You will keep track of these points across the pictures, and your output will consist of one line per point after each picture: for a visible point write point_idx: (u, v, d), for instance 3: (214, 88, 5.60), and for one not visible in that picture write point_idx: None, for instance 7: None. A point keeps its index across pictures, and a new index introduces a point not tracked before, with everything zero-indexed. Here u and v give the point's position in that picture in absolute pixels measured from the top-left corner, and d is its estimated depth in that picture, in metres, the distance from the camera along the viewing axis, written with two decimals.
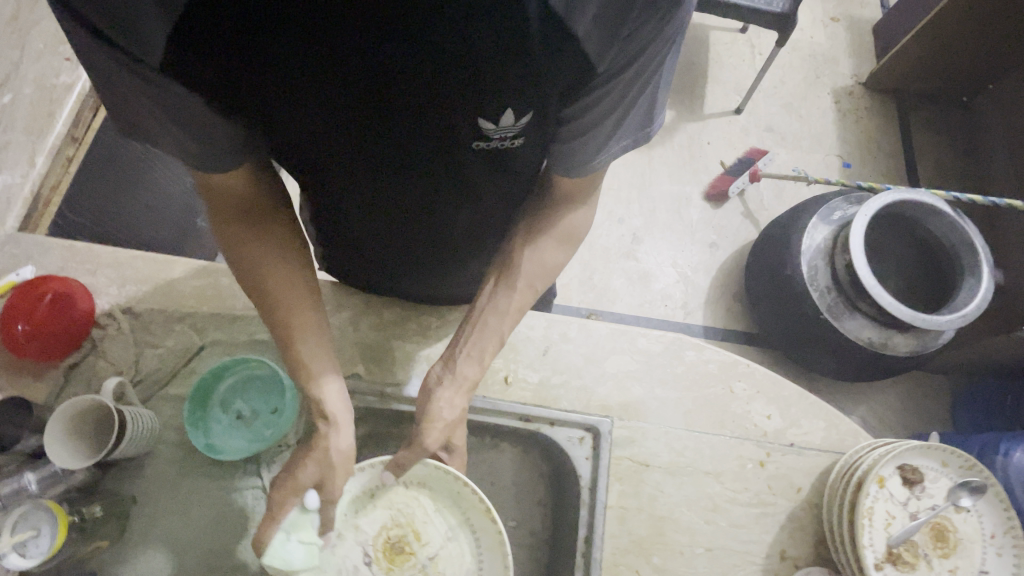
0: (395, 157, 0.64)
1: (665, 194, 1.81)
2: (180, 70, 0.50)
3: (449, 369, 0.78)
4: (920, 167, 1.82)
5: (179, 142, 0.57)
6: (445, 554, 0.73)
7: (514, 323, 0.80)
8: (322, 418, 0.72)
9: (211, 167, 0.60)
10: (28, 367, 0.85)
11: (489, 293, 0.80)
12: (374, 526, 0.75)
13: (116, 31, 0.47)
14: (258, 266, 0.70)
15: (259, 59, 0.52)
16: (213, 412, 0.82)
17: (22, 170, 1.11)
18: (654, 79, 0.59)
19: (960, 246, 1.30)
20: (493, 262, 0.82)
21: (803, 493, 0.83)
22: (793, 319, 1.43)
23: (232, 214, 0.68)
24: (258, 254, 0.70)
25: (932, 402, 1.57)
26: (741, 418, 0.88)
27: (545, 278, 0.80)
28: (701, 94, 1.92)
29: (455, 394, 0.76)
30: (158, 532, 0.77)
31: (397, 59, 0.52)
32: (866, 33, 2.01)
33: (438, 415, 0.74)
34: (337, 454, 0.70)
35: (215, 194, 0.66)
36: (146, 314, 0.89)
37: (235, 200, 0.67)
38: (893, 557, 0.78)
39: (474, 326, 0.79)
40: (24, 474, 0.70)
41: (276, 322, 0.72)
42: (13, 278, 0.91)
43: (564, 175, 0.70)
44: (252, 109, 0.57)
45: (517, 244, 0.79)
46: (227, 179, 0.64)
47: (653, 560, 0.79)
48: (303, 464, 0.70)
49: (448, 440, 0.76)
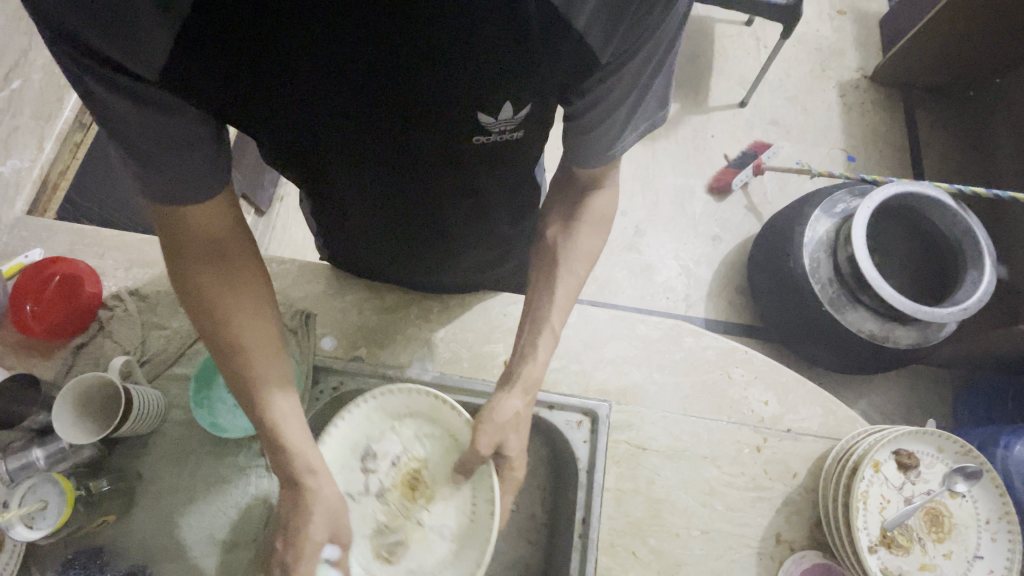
0: (393, 154, 0.65)
1: (669, 187, 1.81)
2: (180, 80, 0.51)
3: (507, 379, 0.75)
4: (926, 162, 1.81)
5: (182, 168, 0.57)
6: (421, 536, 0.73)
7: (565, 318, 0.77)
8: (305, 478, 0.66)
9: (201, 189, 0.59)
10: (36, 347, 0.86)
11: (533, 289, 0.79)
12: (417, 456, 0.76)
13: (121, 53, 0.48)
14: (221, 313, 0.66)
15: (261, 66, 0.53)
16: (218, 392, 0.83)
17: (31, 154, 1.14)
18: (662, 66, 0.61)
19: (963, 238, 1.29)
20: (534, 262, 0.81)
21: (799, 478, 0.84)
22: (795, 310, 1.43)
23: (200, 256, 0.64)
24: (220, 295, 0.66)
25: (934, 396, 1.57)
26: (738, 404, 0.89)
27: (583, 262, 0.78)
28: (705, 87, 1.92)
29: (513, 395, 0.73)
30: (162, 509, 0.78)
31: (400, 58, 0.53)
32: (872, 26, 2.00)
33: (497, 417, 0.70)
34: (325, 505, 0.66)
35: (188, 230, 0.63)
36: (152, 296, 0.91)
37: (206, 238, 0.64)
38: (887, 540, 0.78)
39: (526, 325, 0.77)
40: (33, 450, 0.73)
41: (218, 337, 0.66)
42: (21, 260, 0.92)
43: (585, 168, 0.72)
44: (255, 116, 0.58)
45: (550, 238, 0.79)
46: (203, 215, 0.62)
47: (650, 541, 0.80)
48: (318, 518, 0.66)
49: (500, 443, 0.71)
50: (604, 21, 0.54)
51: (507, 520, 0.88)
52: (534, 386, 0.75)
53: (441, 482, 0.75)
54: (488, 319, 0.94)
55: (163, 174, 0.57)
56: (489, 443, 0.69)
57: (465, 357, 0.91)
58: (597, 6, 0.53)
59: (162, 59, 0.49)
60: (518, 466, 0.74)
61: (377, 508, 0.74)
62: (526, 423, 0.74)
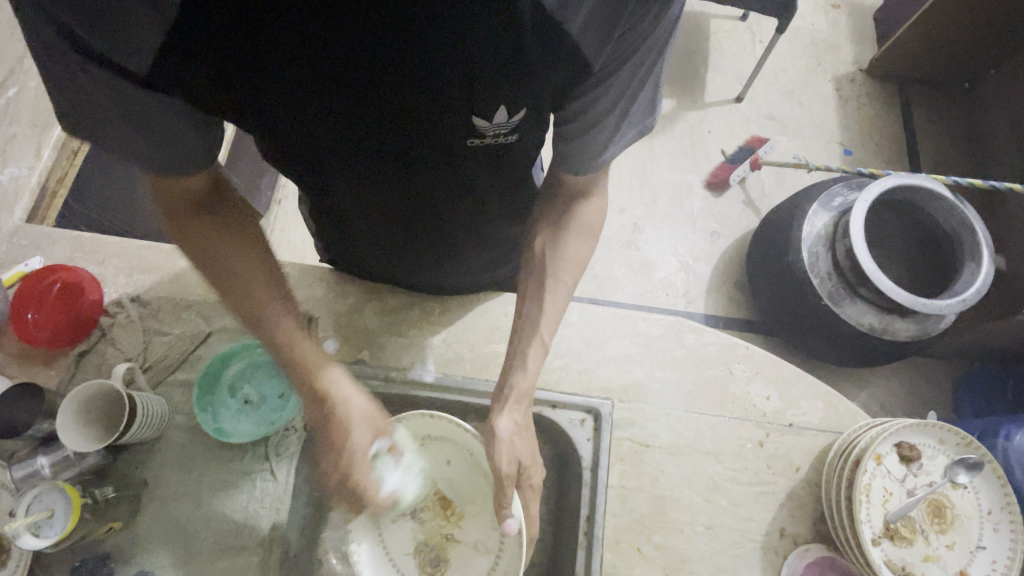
0: (389, 155, 0.65)
1: (666, 183, 1.81)
2: (171, 75, 0.51)
3: (502, 395, 0.75)
4: (922, 153, 1.82)
5: (177, 152, 0.58)
6: (460, 551, 0.76)
7: (556, 329, 0.77)
8: (335, 392, 0.68)
9: (184, 170, 0.60)
10: (38, 355, 0.87)
11: (525, 301, 0.78)
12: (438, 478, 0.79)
13: (112, 47, 0.48)
14: (234, 272, 0.67)
15: (254, 66, 0.52)
16: (222, 398, 0.84)
17: (28, 162, 1.15)
18: (649, 77, 0.61)
19: (959, 230, 1.30)
20: (523, 273, 0.80)
21: (802, 472, 0.85)
22: (795, 306, 1.43)
23: (197, 220, 0.64)
24: (229, 257, 0.67)
25: (934, 387, 1.58)
26: (740, 400, 0.89)
27: (572, 269, 0.77)
28: (702, 83, 1.92)
29: (513, 410, 0.73)
30: (169, 515, 0.79)
31: (392, 59, 0.53)
32: (867, 19, 2.01)
33: (502, 440, 0.70)
34: (359, 414, 0.69)
35: (178, 198, 0.63)
36: (154, 303, 0.91)
37: (200, 202, 0.64)
38: (891, 532, 0.79)
39: (518, 336, 0.77)
40: (38, 457, 0.73)
41: (239, 299, 0.68)
42: (22, 268, 0.93)
43: (575, 174, 0.71)
44: (249, 114, 0.58)
45: (539, 246, 0.78)
46: (192, 182, 0.62)
47: (654, 537, 0.80)
48: (358, 424, 0.68)
49: (517, 457, 0.70)
50: (596, 32, 0.54)
51: None
52: (527, 397, 0.75)
53: (468, 501, 0.79)
54: (490, 320, 0.94)
55: (161, 157, 0.57)
56: (509, 460, 0.69)
57: (468, 358, 0.92)
58: (589, 14, 0.53)
59: (153, 52, 0.49)
60: (537, 472, 0.73)
61: (414, 528, 0.78)
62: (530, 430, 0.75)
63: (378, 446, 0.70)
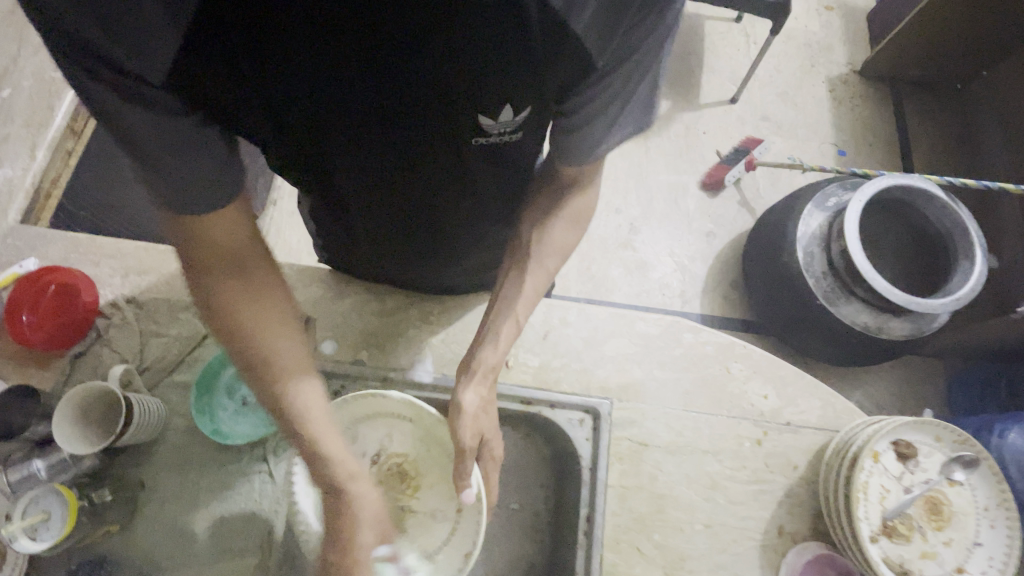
0: (396, 156, 0.65)
1: (662, 184, 1.82)
2: (181, 81, 0.51)
3: (466, 369, 0.76)
4: (915, 154, 1.83)
5: (189, 172, 0.55)
6: (417, 521, 0.76)
7: (531, 310, 0.78)
8: (349, 485, 0.65)
9: (201, 206, 0.58)
10: (32, 357, 0.86)
11: (501, 283, 0.79)
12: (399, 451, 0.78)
13: (124, 53, 0.47)
14: (248, 328, 0.64)
15: (266, 68, 0.52)
16: (219, 398, 0.83)
17: (22, 163, 1.14)
18: (649, 74, 0.61)
19: (952, 229, 1.32)
20: (507, 254, 0.81)
21: (800, 470, 0.85)
22: (790, 306, 1.44)
23: (223, 267, 0.63)
24: (246, 312, 0.64)
25: (927, 386, 1.59)
26: (738, 398, 0.89)
27: (557, 258, 0.78)
28: (697, 84, 1.93)
29: (479, 385, 0.74)
30: (165, 518, 0.78)
31: (402, 59, 0.52)
32: (859, 21, 2.03)
33: (463, 410, 0.72)
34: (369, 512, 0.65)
35: (203, 245, 0.61)
36: (151, 304, 0.90)
37: (227, 252, 0.62)
38: (888, 529, 0.80)
39: (491, 311, 0.78)
40: (33, 460, 0.73)
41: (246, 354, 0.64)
42: (16, 269, 0.92)
43: (571, 165, 0.71)
44: (258, 117, 0.58)
45: (527, 236, 0.78)
46: (216, 224, 0.60)
47: (654, 536, 0.80)
48: (366, 528, 0.64)
49: (480, 432, 0.72)
50: (600, 26, 0.54)
51: (511, 519, 0.89)
52: (493, 372, 0.76)
53: (428, 473, 0.78)
54: None
55: (164, 176, 0.55)
56: (470, 435, 0.71)
57: None
58: (594, 12, 0.53)
59: (165, 58, 0.49)
60: (497, 443, 0.75)
61: None
62: (493, 407, 0.76)
63: (379, 551, 0.67)
